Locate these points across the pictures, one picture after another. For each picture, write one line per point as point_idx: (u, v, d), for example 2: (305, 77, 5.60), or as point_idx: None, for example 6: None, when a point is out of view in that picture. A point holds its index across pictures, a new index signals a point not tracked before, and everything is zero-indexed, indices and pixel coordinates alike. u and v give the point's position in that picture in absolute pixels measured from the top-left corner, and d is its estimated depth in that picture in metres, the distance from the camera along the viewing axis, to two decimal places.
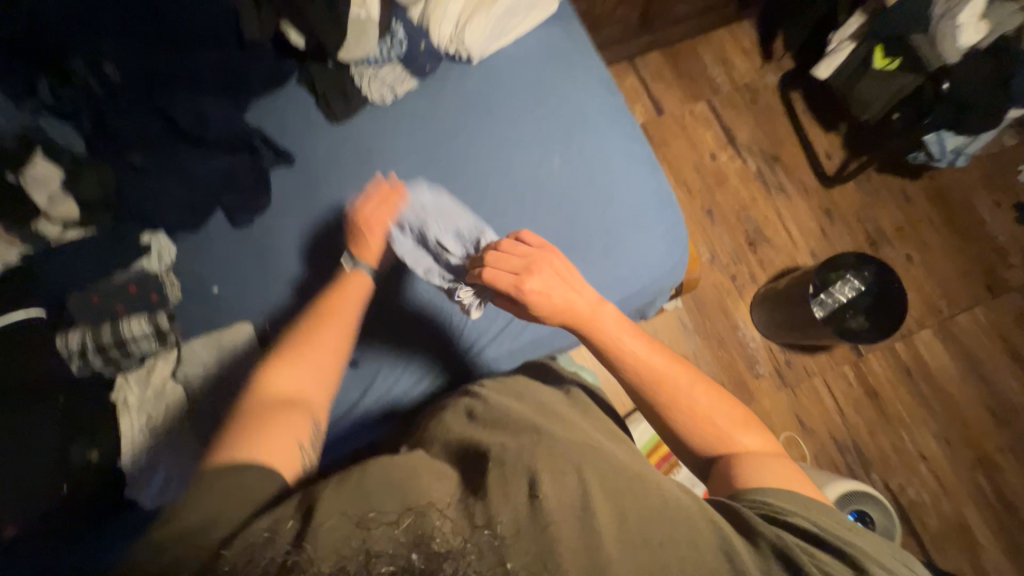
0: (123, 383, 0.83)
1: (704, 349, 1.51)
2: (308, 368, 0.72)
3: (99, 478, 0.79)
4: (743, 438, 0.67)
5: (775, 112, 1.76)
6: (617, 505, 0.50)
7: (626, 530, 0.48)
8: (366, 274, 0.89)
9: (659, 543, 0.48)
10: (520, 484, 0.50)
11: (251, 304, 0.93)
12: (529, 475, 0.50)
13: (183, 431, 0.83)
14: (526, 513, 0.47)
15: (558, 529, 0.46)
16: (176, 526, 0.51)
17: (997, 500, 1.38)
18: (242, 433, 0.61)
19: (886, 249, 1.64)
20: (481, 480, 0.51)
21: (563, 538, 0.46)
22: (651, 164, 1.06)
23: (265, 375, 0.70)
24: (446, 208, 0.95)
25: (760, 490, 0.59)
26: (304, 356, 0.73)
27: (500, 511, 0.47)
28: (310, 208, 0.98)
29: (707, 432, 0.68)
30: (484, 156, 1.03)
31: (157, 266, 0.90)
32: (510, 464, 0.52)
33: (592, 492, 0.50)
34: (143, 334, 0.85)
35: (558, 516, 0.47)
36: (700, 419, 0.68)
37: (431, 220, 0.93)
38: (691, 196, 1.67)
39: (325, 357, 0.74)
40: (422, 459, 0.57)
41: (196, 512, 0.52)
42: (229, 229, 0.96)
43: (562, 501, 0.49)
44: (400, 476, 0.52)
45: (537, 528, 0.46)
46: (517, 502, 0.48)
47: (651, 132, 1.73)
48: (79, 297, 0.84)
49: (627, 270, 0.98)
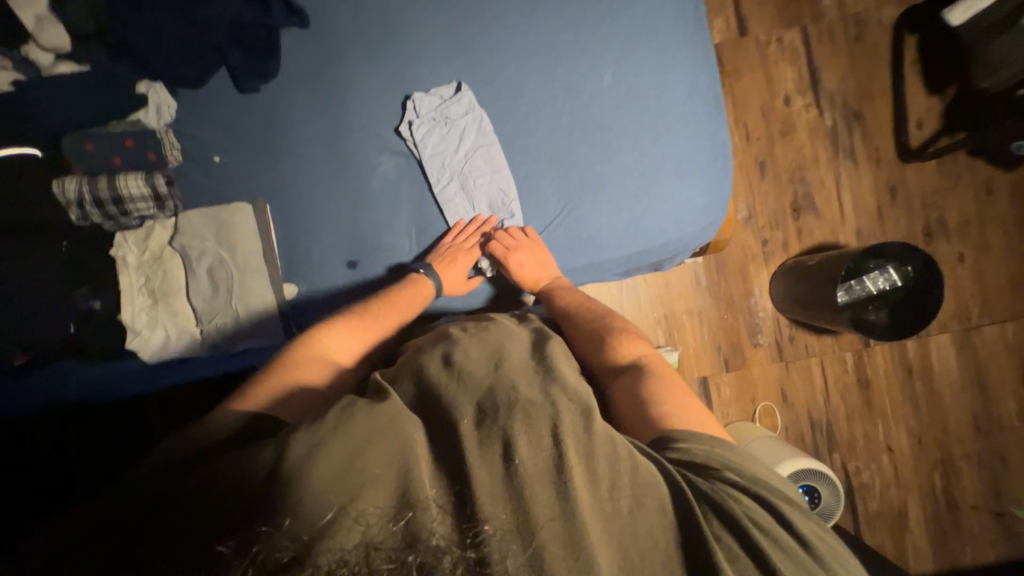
0: (122, 242, 0.83)
1: (711, 308, 1.46)
2: (355, 341, 0.75)
3: (101, 323, 0.83)
4: (625, 348, 0.73)
5: (879, 57, 1.49)
6: (590, 470, 0.48)
7: (599, 498, 0.48)
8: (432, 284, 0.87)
9: (629, 513, 0.47)
10: (492, 450, 0.48)
11: (254, 184, 0.88)
12: (503, 439, 0.48)
13: (184, 297, 0.84)
14: (502, 487, 0.46)
15: (531, 502, 0.45)
16: (182, 447, 0.53)
17: (944, 500, 1.44)
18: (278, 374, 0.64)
19: (940, 243, 1.50)
20: (453, 438, 0.49)
21: (535, 508, 0.45)
22: (716, 104, 0.91)
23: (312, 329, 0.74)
24: (484, 167, 0.91)
25: (677, 432, 0.57)
26: (354, 324, 0.77)
27: (476, 482, 0.45)
28: (324, 87, 0.89)
29: (595, 348, 0.75)
30: (525, 57, 0.89)
31: (156, 122, 0.84)
32: (483, 425, 0.50)
33: (566, 455, 0.48)
34: (140, 195, 0.82)
35: (535, 489, 0.46)
36: (586, 329, 0.79)
37: (466, 174, 0.90)
38: (747, 142, 1.48)
39: (371, 333, 0.78)
40: (395, 396, 0.53)
41: (203, 435, 0.54)
42: (234, 93, 0.88)
43: (538, 469, 0.47)
44: (371, 424, 0.48)
45: (512, 503, 0.45)
46: (490, 473, 0.46)
47: (726, 55, 1.48)
48: (72, 140, 0.80)
49: (654, 222, 0.90)
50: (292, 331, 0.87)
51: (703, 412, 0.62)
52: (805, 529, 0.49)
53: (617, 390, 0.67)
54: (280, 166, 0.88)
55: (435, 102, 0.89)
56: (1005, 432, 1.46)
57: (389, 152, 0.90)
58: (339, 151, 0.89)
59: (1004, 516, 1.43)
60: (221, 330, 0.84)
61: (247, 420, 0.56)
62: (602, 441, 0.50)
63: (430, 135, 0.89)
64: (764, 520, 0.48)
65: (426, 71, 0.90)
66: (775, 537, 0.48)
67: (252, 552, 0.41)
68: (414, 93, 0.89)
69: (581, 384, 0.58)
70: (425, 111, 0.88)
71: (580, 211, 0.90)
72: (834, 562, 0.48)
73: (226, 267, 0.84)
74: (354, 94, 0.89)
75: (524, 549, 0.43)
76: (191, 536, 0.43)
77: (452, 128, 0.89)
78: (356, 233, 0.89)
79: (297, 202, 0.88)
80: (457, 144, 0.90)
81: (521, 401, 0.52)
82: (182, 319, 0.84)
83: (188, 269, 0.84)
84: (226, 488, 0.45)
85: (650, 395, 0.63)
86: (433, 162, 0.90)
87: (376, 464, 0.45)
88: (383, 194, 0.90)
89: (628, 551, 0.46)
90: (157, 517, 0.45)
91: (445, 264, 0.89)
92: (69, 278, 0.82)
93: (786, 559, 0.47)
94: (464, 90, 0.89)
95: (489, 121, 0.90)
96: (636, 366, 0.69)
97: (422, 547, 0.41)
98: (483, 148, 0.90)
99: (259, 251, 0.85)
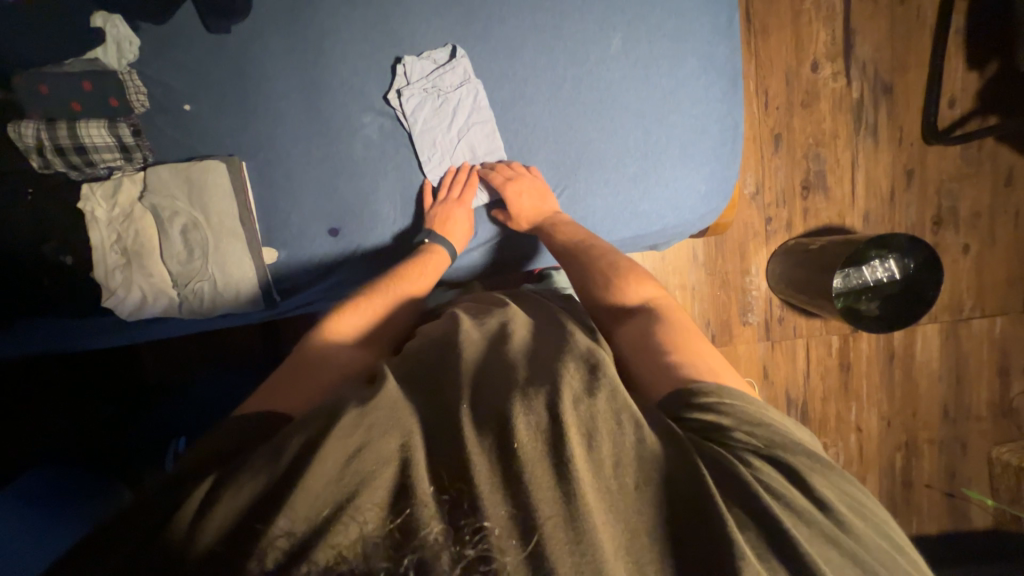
0: (89, 196, 0.77)
1: (704, 285, 1.43)
2: (363, 330, 0.73)
3: (71, 280, 0.79)
4: (634, 293, 0.74)
5: (922, 25, 1.36)
6: (595, 449, 0.47)
7: (603, 476, 0.46)
8: (445, 253, 0.86)
9: (634, 488, 0.46)
10: (487, 436, 0.47)
11: (228, 138, 0.82)
12: (500, 424, 0.47)
13: (159, 258, 0.80)
14: (499, 474, 0.45)
15: (532, 486, 0.43)
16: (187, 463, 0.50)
17: (902, 479, 1.50)
18: (292, 374, 0.64)
19: (946, 232, 1.46)
20: (453, 426, 0.48)
21: (536, 493, 0.43)
22: (733, 81, 0.92)
23: (326, 325, 0.72)
24: (470, 133, 0.88)
25: (694, 390, 0.55)
26: (361, 317, 0.74)
27: (476, 471, 0.44)
28: (305, 35, 0.81)
29: (605, 291, 0.76)
30: (531, 13, 0.85)
31: (117, 62, 0.77)
32: (480, 411, 0.49)
33: (568, 437, 0.46)
34: (106, 145, 0.77)
35: (534, 474, 0.44)
36: (590, 275, 0.78)
37: (453, 143, 0.88)
38: (766, 111, 1.38)
39: (382, 321, 0.75)
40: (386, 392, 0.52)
41: (208, 446, 0.52)
42: (203, 33, 0.79)
43: (536, 453, 0.45)
44: (367, 421, 0.47)
45: (510, 491, 0.44)
46: (487, 461, 0.45)
47: (757, 10, 1.33)
48: (24, 81, 0.71)
49: (650, 208, 0.92)
50: (273, 299, 0.87)
51: (719, 363, 0.62)
52: (822, 490, 0.48)
53: (624, 337, 0.68)
54: (257, 121, 0.82)
55: (428, 68, 0.84)
56: (972, 422, 1.51)
57: (374, 113, 0.85)
58: (318, 108, 0.83)
59: (954, 496, 1.50)
60: (199, 295, 0.82)
61: (257, 427, 0.54)
62: (605, 414, 0.49)
63: (421, 107, 0.85)
64: (777, 485, 0.48)
65: (423, 20, 0.83)
66: (790, 501, 0.47)
67: (250, 558, 0.40)
68: (405, 56, 0.84)
69: (590, 354, 0.57)
70: (416, 78, 0.83)
71: (576, 191, 0.91)
72: (851, 517, 0.48)
73: (206, 230, 0.80)
74: (339, 44, 0.82)
75: (523, 545, 0.41)
76: (184, 552, 0.42)
77: (445, 101, 0.85)
78: (336, 200, 0.86)
79: (275, 161, 0.84)
80: (443, 114, 0.86)
81: (520, 383, 0.51)
82: (159, 280, 0.81)
83: (162, 229, 0.79)
84: (218, 497, 0.45)
85: (661, 344, 0.64)
86: (423, 135, 0.87)
87: (370, 461, 0.44)
88: (365, 158, 0.86)
89: (633, 528, 0.44)
90: (163, 530, 0.44)
91: (455, 201, 0.88)
92: (34, 231, 0.76)
93: (801, 523, 0.46)
94: (459, 57, 0.84)
95: (485, 94, 0.86)
96: (646, 312, 0.70)
97: (421, 544, 0.41)
98: (478, 124, 0.87)
99: (236, 217, 0.81)
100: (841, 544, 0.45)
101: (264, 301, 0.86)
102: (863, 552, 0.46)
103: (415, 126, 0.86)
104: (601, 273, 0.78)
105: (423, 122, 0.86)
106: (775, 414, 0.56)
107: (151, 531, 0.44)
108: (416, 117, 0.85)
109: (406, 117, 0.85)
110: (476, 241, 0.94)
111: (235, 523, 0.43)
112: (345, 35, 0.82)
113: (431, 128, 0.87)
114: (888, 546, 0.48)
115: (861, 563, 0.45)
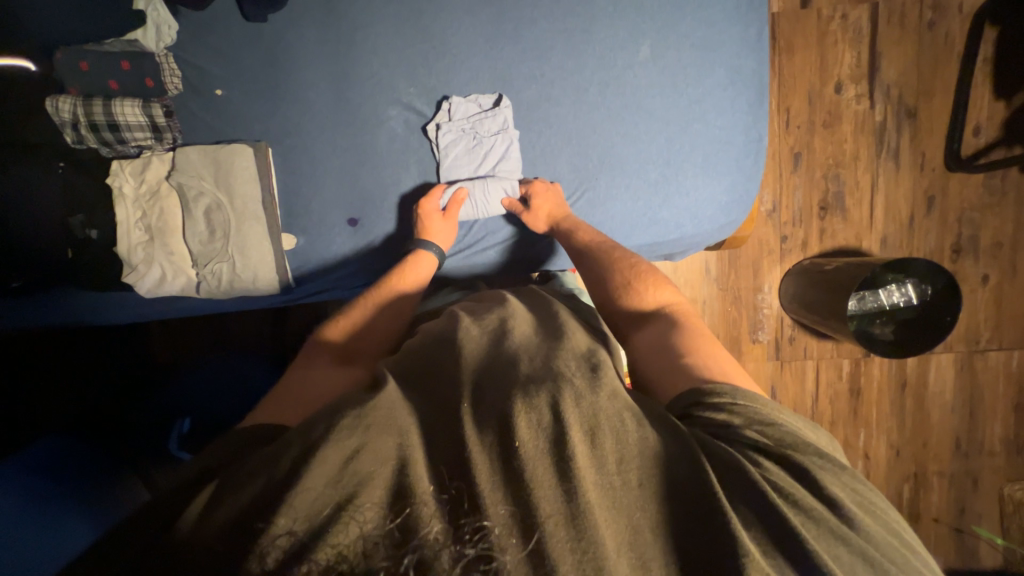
0: (117, 172, 0.79)
1: (715, 300, 1.42)
2: (357, 326, 0.73)
3: (102, 253, 0.83)
4: (651, 298, 0.73)
5: (951, 51, 1.35)
6: (597, 450, 0.46)
7: (606, 473, 0.45)
8: (432, 256, 0.85)
9: (638, 484, 0.45)
10: (487, 434, 0.46)
11: (256, 123, 0.84)
12: (501, 422, 0.47)
13: (181, 238, 0.81)
14: (499, 472, 0.44)
15: (534, 484, 0.43)
16: (184, 473, 0.49)
17: (909, 511, 1.46)
18: (284, 388, 0.63)
19: (966, 261, 1.44)
20: (453, 426, 0.48)
21: (538, 493, 0.42)
22: (759, 95, 0.92)
23: (322, 330, 0.73)
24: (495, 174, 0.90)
25: (705, 390, 0.55)
26: (360, 318, 0.74)
27: (476, 469, 0.44)
28: (337, 26, 0.83)
29: (621, 294, 0.76)
30: (561, 17, 0.86)
31: (154, 45, 0.78)
32: (481, 409, 0.49)
33: (570, 435, 0.46)
34: (137, 124, 0.78)
35: (536, 472, 0.44)
36: (610, 278, 0.78)
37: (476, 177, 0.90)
38: (787, 129, 1.37)
39: (375, 318, 0.75)
40: (395, 387, 0.53)
41: (210, 455, 0.51)
42: (240, 20, 0.81)
43: (537, 451, 0.45)
44: (365, 422, 0.47)
45: (511, 489, 0.43)
46: (488, 457, 0.45)
47: (782, 29, 1.34)
48: (65, 58, 0.74)
49: (670, 215, 0.92)
50: (289, 286, 0.88)
51: (731, 364, 0.62)
52: (833, 489, 0.47)
53: (643, 339, 0.68)
54: (286, 109, 0.84)
55: (472, 111, 0.87)
56: (984, 457, 1.47)
57: (400, 107, 0.87)
58: (346, 98, 0.85)
59: (963, 533, 1.46)
60: (217, 277, 0.83)
61: (256, 437, 0.53)
62: (608, 413, 0.49)
63: (455, 144, 0.88)
64: (786, 485, 0.46)
65: (455, 18, 0.85)
66: (799, 500, 0.45)
67: (249, 556, 0.39)
68: (453, 95, 0.87)
69: (593, 355, 0.57)
70: (458, 118, 0.86)
71: (595, 194, 0.91)
72: (864, 517, 0.46)
73: (229, 213, 0.81)
74: (371, 36, 0.83)
75: (524, 543, 0.41)
76: (187, 551, 0.41)
77: (480, 143, 0.88)
78: (357, 189, 0.88)
79: (300, 149, 0.85)
80: (475, 153, 0.89)
81: (522, 380, 0.51)
82: (179, 259, 0.82)
83: (186, 209, 0.81)
84: (219, 502, 0.44)
85: (679, 348, 0.64)
86: (449, 170, 0.89)
87: (370, 461, 0.44)
88: (389, 151, 0.88)
89: (636, 524, 0.44)
90: (166, 536, 0.43)
91: (423, 198, 0.87)
92: (65, 203, 0.78)
93: (810, 522, 0.45)
94: (503, 106, 0.87)
95: (518, 146, 0.89)
96: (664, 318, 0.70)
97: (421, 541, 0.40)
98: (505, 171, 0.90)
99: (259, 201, 0.82)
100: (852, 544, 0.44)
101: (281, 287, 0.87)
102: (876, 553, 0.44)
103: (442, 153, 0.88)
104: (614, 277, 0.78)
105: (452, 154, 0.88)
106: (786, 413, 0.55)
107: (148, 544, 0.43)
108: (447, 148, 0.88)
109: (436, 145, 0.88)
110: (481, 241, 0.95)
111: (234, 522, 0.42)
112: (378, 28, 0.83)
113: (459, 162, 0.89)
114: (902, 547, 0.46)
115: (873, 562, 0.43)
